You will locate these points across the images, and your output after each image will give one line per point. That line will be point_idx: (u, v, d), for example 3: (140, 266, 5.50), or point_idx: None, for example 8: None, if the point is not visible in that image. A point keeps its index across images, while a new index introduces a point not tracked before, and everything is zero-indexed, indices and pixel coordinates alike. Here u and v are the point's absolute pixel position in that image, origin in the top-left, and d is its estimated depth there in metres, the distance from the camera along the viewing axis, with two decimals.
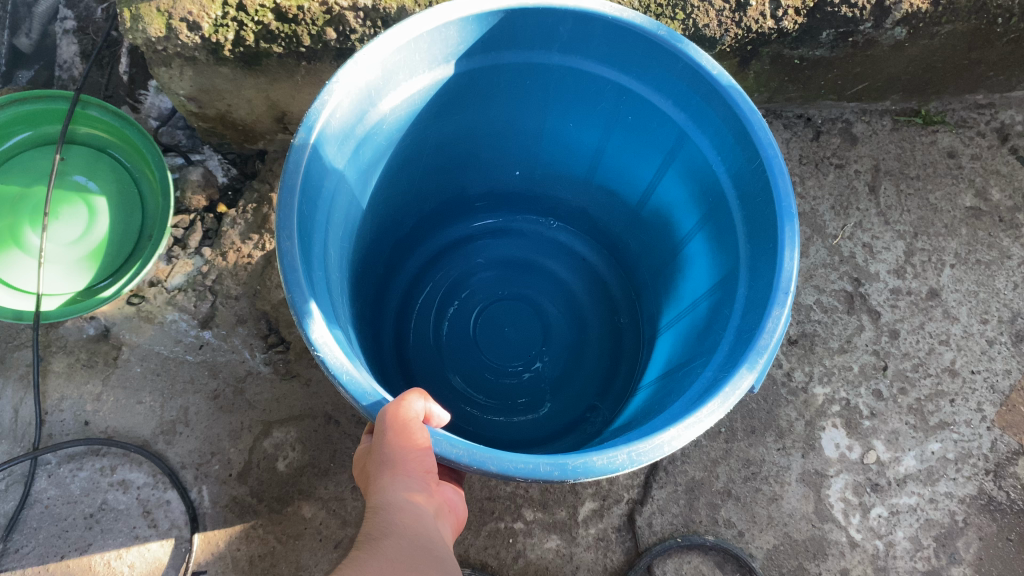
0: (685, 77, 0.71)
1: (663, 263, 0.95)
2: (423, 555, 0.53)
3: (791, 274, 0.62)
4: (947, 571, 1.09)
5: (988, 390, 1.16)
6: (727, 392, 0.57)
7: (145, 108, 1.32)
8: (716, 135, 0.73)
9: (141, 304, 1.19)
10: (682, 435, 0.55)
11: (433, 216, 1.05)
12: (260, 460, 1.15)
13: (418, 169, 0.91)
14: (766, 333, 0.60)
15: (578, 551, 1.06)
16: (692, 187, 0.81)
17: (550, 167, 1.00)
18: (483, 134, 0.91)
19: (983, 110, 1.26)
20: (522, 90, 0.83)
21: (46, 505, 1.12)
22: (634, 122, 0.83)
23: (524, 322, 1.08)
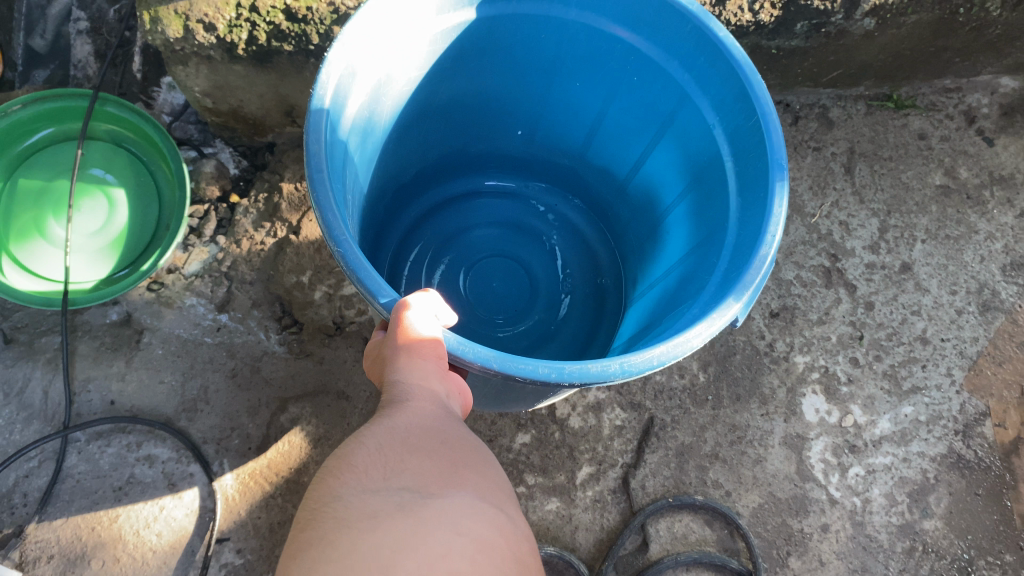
0: (692, 38, 0.79)
1: (649, 227, 1.03)
2: (443, 416, 0.56)
3: (777, 220, 0.69)
4: (920, 524, 1.17)
5: (957, 355, 1.24)
6: (715, 321, 0.64)
7: (158, 104, 1.39)
8: (716, 95, 0.80)
9: (161, 290, 1.26)
10: (670, 350, 0.62)
11: (439, 169, 1.12)
12: (278, 434, 1.22)
13: (429, 122, 0.98)
14: (754, 269, 0.67)
15: (577, 512, 1.14)
16: (686, 149, 0.89)
17: (552, 130, 1.08)
18: (489, 90, 0.99)
19: (952, 94, 1.33)
20: (534, 47, 0.90)
21: (78, 479, 1.19)
22: (636, 83, 0.90)
23: (515, 281, 1.17)
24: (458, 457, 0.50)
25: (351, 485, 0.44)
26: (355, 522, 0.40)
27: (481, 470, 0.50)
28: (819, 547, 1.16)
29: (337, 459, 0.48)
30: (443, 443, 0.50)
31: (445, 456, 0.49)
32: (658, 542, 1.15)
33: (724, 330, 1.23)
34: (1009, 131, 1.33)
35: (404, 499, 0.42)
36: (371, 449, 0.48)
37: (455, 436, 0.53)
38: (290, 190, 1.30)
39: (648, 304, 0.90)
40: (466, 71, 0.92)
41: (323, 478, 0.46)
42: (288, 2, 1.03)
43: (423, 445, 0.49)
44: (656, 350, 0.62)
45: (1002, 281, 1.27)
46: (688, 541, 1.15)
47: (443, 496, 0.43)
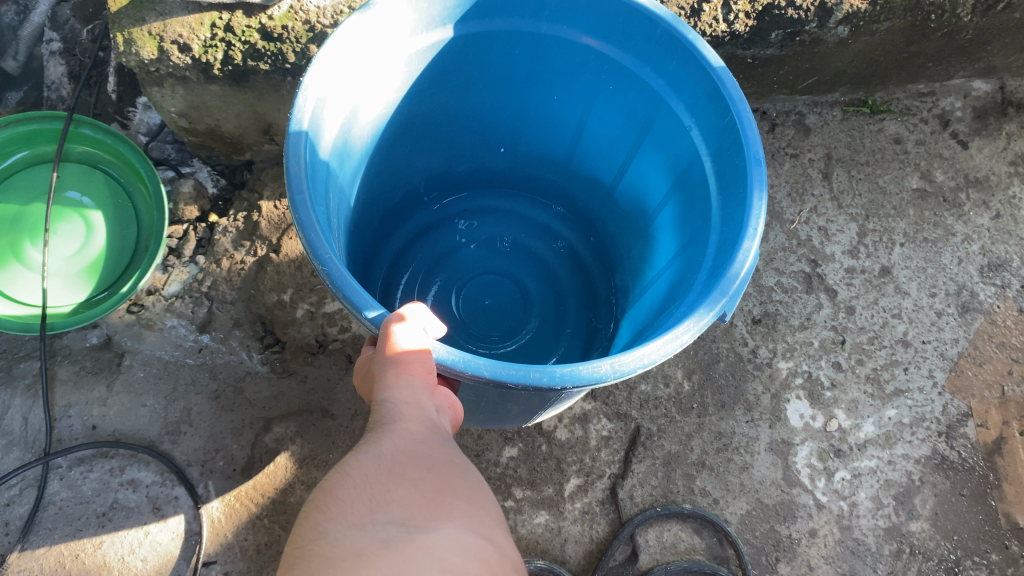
0: (663, 43, 0.79)
1: (636, 233, 1.03)
2: (432, 434, 0.56)
3: (758, 213, 0.69)
4: (907, 526, 1.17)
5: (939, 357, 1.25)
6: (704, 317, 0.64)
7: (134, 125, 1.37)
8: (690, 98, 0.81)
9: (141, 312, 1.25)
10: (661, 349, 0.62)
11: (423, 189, 1.12)
12: (263, 454, 1.21)
13: (411, 135, 0.98)
14: (739, 262, 0.67)
15: (566, 524, 1.14)
16: (668, 155, 0.89)
17: (533, 143, 1.08)
18: (470, 107, 0.99)
19: (925, 98, 1.35)
20: (510, 61, 0.91)
21: (60, 506, 1.17)
22: (615, 95, 0.91)
23: (504, 296, 1.16)
24: (446, 484, 0.49)
25: (337, 522, 0.43)
26: (339, 563, 0.39)
27: (470, 495, 0.50)
28: (808, 552, 1.16)
29: (321, 492, 0.47)
30: (430, 470, 0.50)
31: (432, 483, 0.48)
32: (648, 552, 1.14)
33: (707, 338, 1.23)
34: (982, 134, 1.34)
35: (389, 536, 0.42)
36: (357, 481, 0.48)
37: (444, 461, 0.52)
38: (270, 209, 1.30)
39: (643, 314, 0.90)
40: (445, 86, 0.92)
41: (308, 514, 0.46)
42: (263, 21, 1.03)
43: (409, 475, 0.48)
44: (649, 347, 0.62)
45: (980, 282, 1.28)
46: (678, 550, 1.15)
47: (430, 530, 0.43)
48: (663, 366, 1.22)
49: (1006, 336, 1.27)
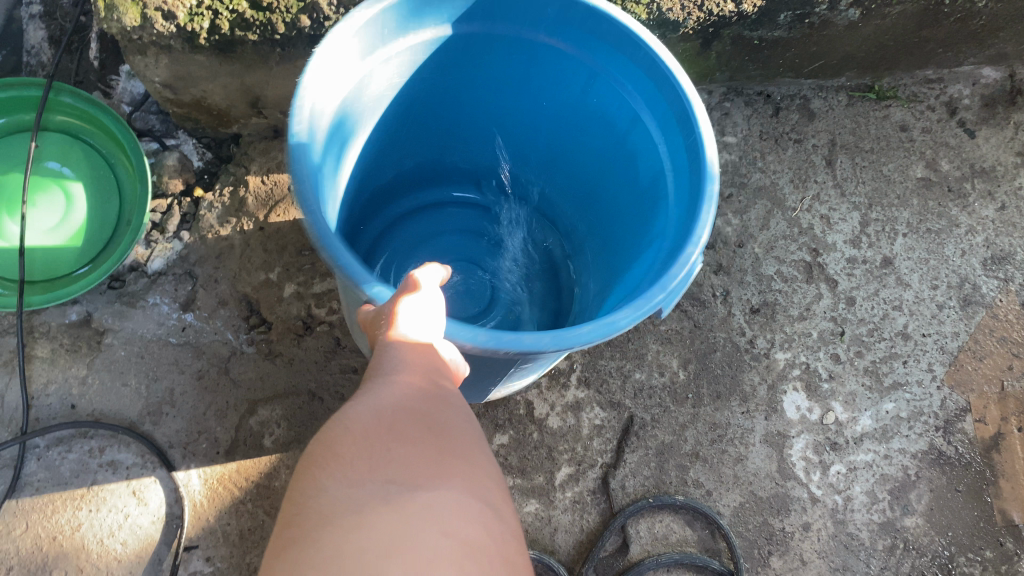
0: (643, 66, 0.75)
1: (602, 247, 0.99)
2: (437, 388, 0.53)
3: (705, 224, 0.66)
4: (901, 522, 1.16)
5: (939, 351, 1.22)
6: (640, 308, 0.63)
7: (116, 94, 1.31)
8: (662, 121, 0.77)
9: (122, 288, 1.22)
10: (596, 331, 0.62)
11: (406, 181, 1.09)
12: (247, 437, 1.18)
13: (390, 134, 0.93)
14: (677, 268, 0.64)
15: (556, 513, 1.12)
16: (639, 173, 0.85)
17: (515, 148, 1.04)
18: (451, 106, 0.95)
19: (933, 85, 1.31)
20: (494, 66, 0.87)
21: (37, 487, 1.14)
22: (599, 102, 0.86)
23: (473, 295, 1.13)
24: (451, 448, 0.46)
25: (336, 478, 0.41)
26: (336, 520, 0.36)
27: (472, 460, 0.46)
28: (800, 546, 1.15)
29: (321, 445, 0.44)
30: (431, 430, 0.47)
31: (434, 443, 0.45)
32: (639, 544, 1.13)
33: (705, 327, 1.20)
34: (989, 123, 1.31)
35: (389, 494, 0.39)
36: (356, 433, 0.44)
37: (446, 420, 0.49)
38: (257, 183, 1.26)
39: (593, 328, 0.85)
40: (427, 87, 0.88)
41: (306, 471, 0.43)
42: None
43: (410, 434, 0.45)
44: (584, 327, 0.61)
45: (983, 275, 1.26)
46: (669, 541, 1.14)
47: (429, 492, 0.40)
48: (659, 355, 1.19)
49: (1007, 331, 1.25)
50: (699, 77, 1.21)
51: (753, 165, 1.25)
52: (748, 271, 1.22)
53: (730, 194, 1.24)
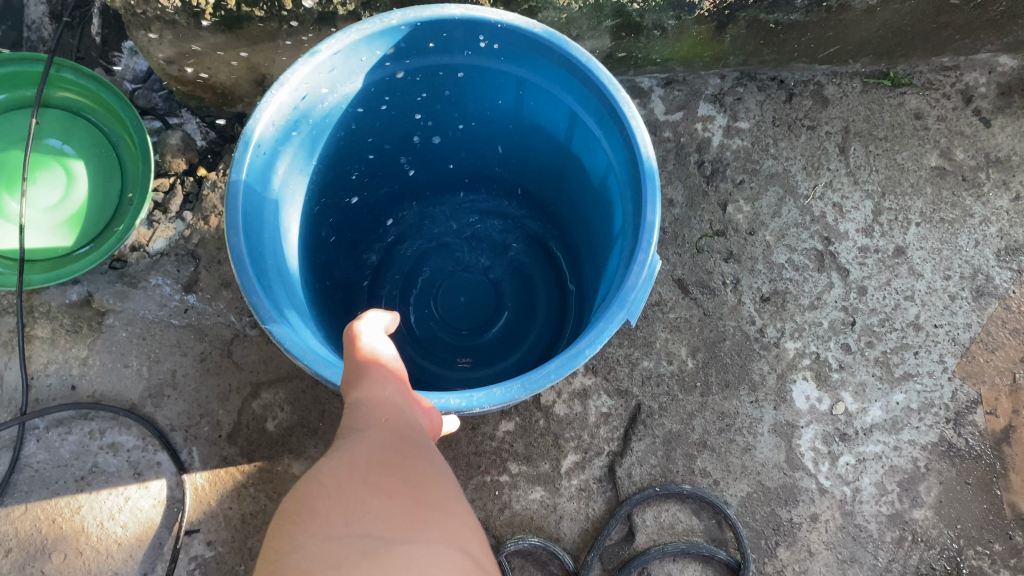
0: (562, 66, 0.75)
1: (583, 228, 0.98)
2: (405, 435, 0.52)
3: (655, 224, 0.68)
4: (910, 514, 1.15)
5: (950, 342, 1.21)
6: (604, 331, 0.65)
7: (119, 70, 1.28)
8: (598, 115, 0.77)
9: (124, 269, 1.19)
10: (565, 364, 0.64)
11: (383, 211, 1.09)
12: (249, 421, 1.17)
13: (355, 168, 0.94)
14: (634, 275, 0.67)
15: (561, 501, 1.12)
16: (596, 163, 0.84)
17: (475, 151, 1.03)
18: (407, 128, 0.94)
19: (949, 72, 1.28)
20: (437, 87, 0.87)
21: (36, 469, 1.13)
22: (541, 103, 0.85)
23: (478, 296, 1.14)
24: (425, 495, 0.45)
25: (313, 533, 0.39)
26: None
27: (447, 507, 0.46)
28: (808, 537, 1.14)
29: (291, 500, 0.43)
30: (406, 481, 0.46)
31: (411, 494, 0.44)
32: (645, 533, 1.13)
33: (714, 316, 1.18)
34: (1006, 112, 1.28)
35: (369, 549, 0.38)
36: (329, 486, 0.43)
37: (421, 470, 0.49)
38: None
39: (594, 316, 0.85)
40: (375, 114, 0.87)
41: (278, 527, 0.41)
42: None
43: (386, 485, 0.44)
44: (549, 366, 0.64)
45: (996, 266, 1.24)
46: (675, 531, 1.14)
47: (413, 543, 0.39)
48: (667, 342, 1.17)
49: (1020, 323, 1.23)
50: (712, 61, 1.19)
51: (766, 152, 1.23)
52: (759, 259, 1.20)
53: (741, 180, 1.22)
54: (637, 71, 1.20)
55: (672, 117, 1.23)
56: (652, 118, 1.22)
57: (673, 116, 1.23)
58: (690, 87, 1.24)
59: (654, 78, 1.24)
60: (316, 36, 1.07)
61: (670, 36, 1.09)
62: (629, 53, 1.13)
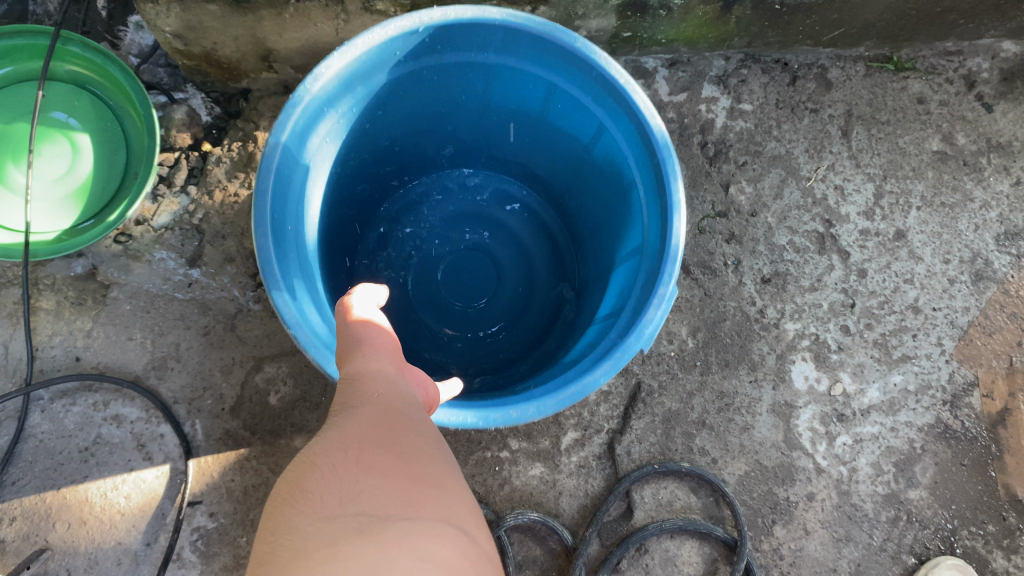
0: (600, 83, 0.77)
1: (594, 223, 1.00)
2: (398, 411, 0.54)
3: (676, 260, 0.73)
4: (905, 494, 1.18)
5: (949, 325, 1.22)
6: (619, 360, 0.71)
7: (124, 46, 1.26)
8: (630, 132, 0.79)
9: (128, 243, 1.18)
10: (580, 390, 0.70)
11: (392, 183, 1.08)
12: (252, 394, 1.18)
13: (367, 150, 0.94)
14: (655, 307, 0.72)
15: (561, 478, 1.13)
16: (616, 167, 0.86)
17: (490, 138, 1.03)
18: (426, 113, 0.94)
19: (952, 57, 1.28)
20: (462, 80, 0.87)
21: (41, 439, 1.14)
22: (564, 107, 0.87)
23: (480, 274, 1.14)
24: (420, 470, 0.47)
25: (308, 510, 0.41)
26: (311, 546, 0.37)
27: (442, 482, 0.47)
28: (804, 516, 1.16)
29: (287, 481, 0.45)
30: (400, 454, 0.47)
31: (405, 467, 0.46)
32: (643, 509, 1.14)
33: (715, 296, 1.19)
34: (1009, 97, 1.27)
35: (363, 520, 0.39)
36: (322, 465, 0.45)
37: (413, 444, 0.50)
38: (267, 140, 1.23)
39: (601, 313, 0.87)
40: (396, 103, 0.87)
41: (275, 508, 0.42)
42: None
43: (379, 459, 0.46)
44: (567, 394, 0.70)
45: (995, 250, 1.25)
46: (673, 507, 1.15)
47: (406, 516, 0.41)
48: (668, 322, 1.17)
49: (1017, 307, 1.24)
50: (717, 41, 1.18)
51: (769, 134, 1.23)
52: (760, 240, 1.21)
53: (744, 162, 1.22)
54: (642, 51, 1.19)
55: (676, 98, 1.21)
56: (655, 99, 1.21)
57: (677, 97, 1.21)
58: (693, 69, 1.22)
59: (659, 58, 1.21)
60: (322, 13, 1.05)
61: (676, 16, 1.10)
62: (634, 33, 1.13)
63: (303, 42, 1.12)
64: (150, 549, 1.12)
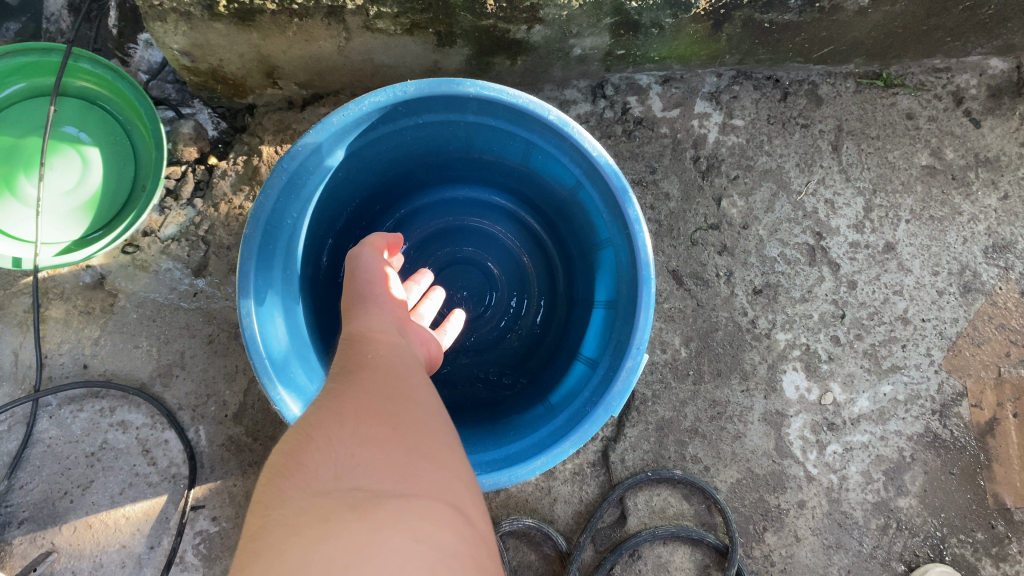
0: (575, 151, 0.87)
1: (579, 249, 1.06)
2: (396, 385, 0.57)
3: (643, 335, 0.85)
4: (895, 502, 1.21)
5: (937, 336, 1.25)
6: (588, 430, 0.84)
7: (134, 62, 1.30)
8: (605, 194, 0.88)
9: (136, 253, 1.21)
10: (549, 460, 0.84)
11: (383, 212, 1.15)
12: (255, 401, 1.21)
13: (358, 190, 1.02)
14: (623, 379, 0.85)
15: (556, 484, 1.17)
16: (595, 211, 0.94)
17: (478, 167, 1.09)
18: (414, 152, 1.01)
19: (940, 74, 1.28)
20: (446, 128, 0.95)
21: (49, 444, 1.17)
22: (543, 159, 0.96)
23: (472, 292, 1.22)
24: (417, 443, 0.49)
25: (305, 487, 0.44)
26: (304, 524, 0.40)
27: (438, 455, 0.50)
28: (795, 523, 1.20)
29: (286, 456, 0.48)
30: (397, 428, 0.50)
31: (402, 441, 0.48)
32: (637, 516, 1.17)
33: (707, 307, 1.21)
34: (996, 113, 1.28)
35: (359, 498, 0.42)
36: (320, 443, 0.48)
37: (412, 418, 0.53)
38: (271, 153, 1.25)
39: (586, 357, 0.97)
40: (384, 149, 0.96)
41: (272, 482, 0.46)
42: None
43: (376, 436, 0.48)
44: (536, 465, 0.83)
45: (983, 263, 1.27)
46: (666, 514, 1.18)
47: (396, 493, 0.43)
48: (661, 332, 1.20)
49: (1006, 318, 1.26)
50: (709, 58, 1.21)
51: (760, 149, 1.25)
52: (752, 253, 1.23)
53: (736, 176, 1.24)
54: (635, 68, 1.22)
55: (669, 113, 1.24)
56: (649, 115, 1.24)
57: (670, 113, 1.24)
58: (687, 85, 1.24)
59: (652, 75, 1.24)
60: (325, 31, 1.08)
61: (667, 34, 1.13)
62: (628, 50, 1.16)
63: (307, 59, 1.16)
64: (154, 552, 1.16)
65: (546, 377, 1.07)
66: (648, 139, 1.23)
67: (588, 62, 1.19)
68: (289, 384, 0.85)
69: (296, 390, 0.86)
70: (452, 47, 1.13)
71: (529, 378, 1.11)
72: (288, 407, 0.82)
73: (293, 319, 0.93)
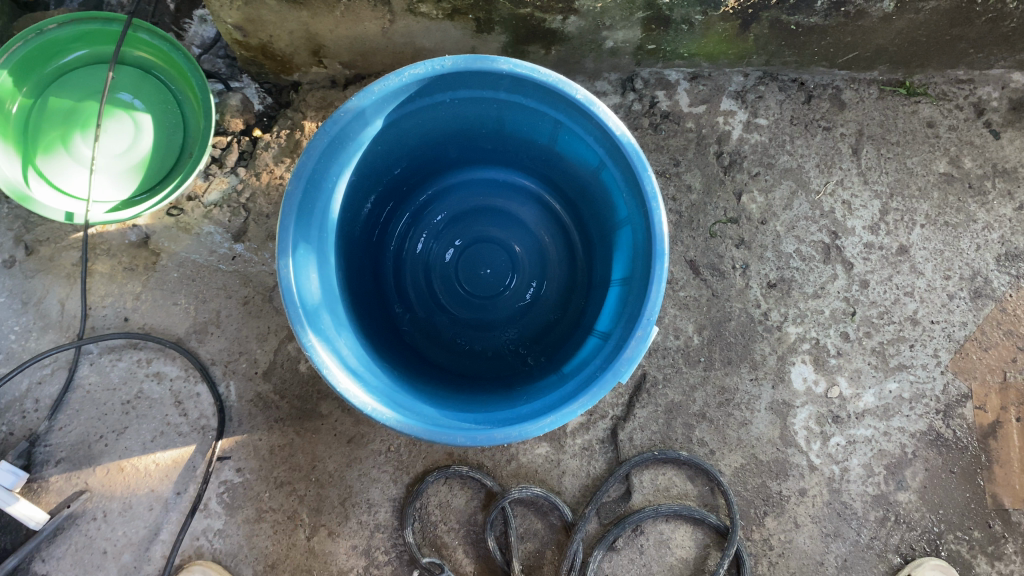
0: (600, 129, 0.92)
1: (599, 231, 1.11)
2: None
3: (654, 306, 0.89)
4: (894, 496, 1.24)
5: (945, 338, 1.28)
6: (596, 394, 0.89)
7: (188, 37, 1.37)
8: (626, 173, 0.93)
9: (179, 216, 1.28)
10: (557, 419, 0.88)
11: (416, 186, 1.21)
12: (284, 361, 1.27)
13: (394, 162, 1.08)
14: (632, 347, 0.90)
15: (565, 457, 1.21)
16: (616, 190, 0.98)
17: (507, 148, 1.15)
18: (448, 128, 1.07)
19: (963, 85, 1.31)
20: (480, 105, 1.00)
21: (88, 390, 1.24)
22: (570, 139, 1.01)
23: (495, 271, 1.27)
24: None
25: None
26: None
27: None
28: (795, 510, 1.23)
29: None
30: None
31: None
32: (642, 492, 1.21)
33: (722, 297, 1.26)
34: (1016, 126, 1.31)
35: None
36: None
37: None
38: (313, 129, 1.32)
39: (600, 331, 1.02)
40: (421, 123, 1.02)
41: None
42: None
43: None
44: (546, 422, 0.88)
45: (995, 270, 1.30)
46: (670, 493, 1.22)
47: None
48: (676, 319, 1.24)
49: (1014, 325, 1.29)
50: (736, 58, 1.25)
51: (782, 148, 1.29)
52: (768, 248, 1.27)
53: (757, 173, 1.28)
54: (665, 64, 1.27)
55: (695, 109, 1.29)
56: (675, 109, 1.28)
57: (696, 109, 1.29)
58: (715, 82, 1.29)
59: (681, 72, 1.29)
60: (371, 12, 1.14)
61: (697, 31, 1.18)
62: (657, 45, 1.21)
63: (352, 39, 1.22)
64: (180, 497, 1.22)
65: (560, 351, 1.11)
66: (673, 133, 1.28)
67: (619, 55, 1.24)
68: (320, 333, 0.91)
69: (328, 341, 0.92)
70: (490, 34, 1.19)
71: (544, 351, 1.16)
72: (317, 354, 0.88)
73: (327, 274, 0.98)
